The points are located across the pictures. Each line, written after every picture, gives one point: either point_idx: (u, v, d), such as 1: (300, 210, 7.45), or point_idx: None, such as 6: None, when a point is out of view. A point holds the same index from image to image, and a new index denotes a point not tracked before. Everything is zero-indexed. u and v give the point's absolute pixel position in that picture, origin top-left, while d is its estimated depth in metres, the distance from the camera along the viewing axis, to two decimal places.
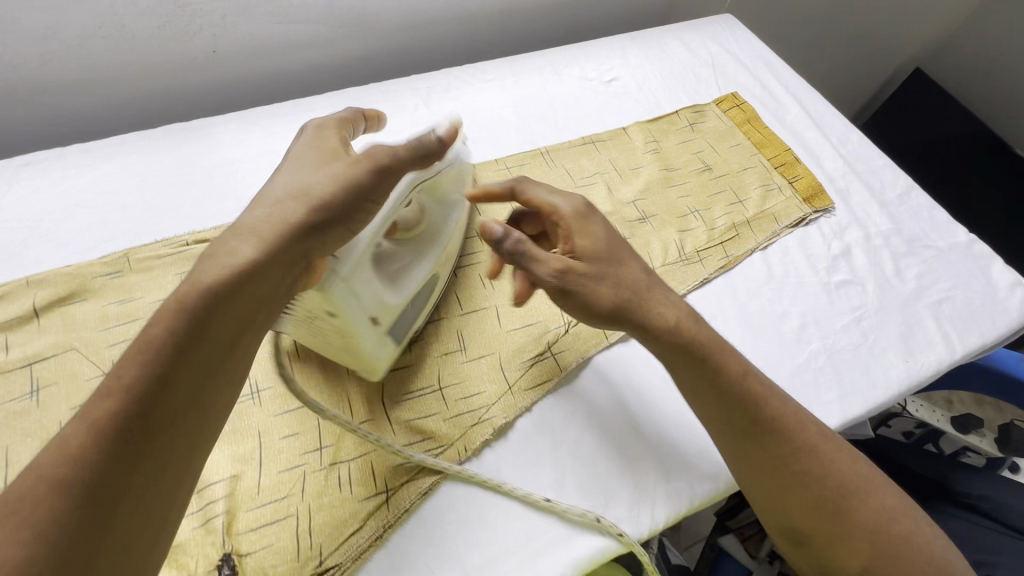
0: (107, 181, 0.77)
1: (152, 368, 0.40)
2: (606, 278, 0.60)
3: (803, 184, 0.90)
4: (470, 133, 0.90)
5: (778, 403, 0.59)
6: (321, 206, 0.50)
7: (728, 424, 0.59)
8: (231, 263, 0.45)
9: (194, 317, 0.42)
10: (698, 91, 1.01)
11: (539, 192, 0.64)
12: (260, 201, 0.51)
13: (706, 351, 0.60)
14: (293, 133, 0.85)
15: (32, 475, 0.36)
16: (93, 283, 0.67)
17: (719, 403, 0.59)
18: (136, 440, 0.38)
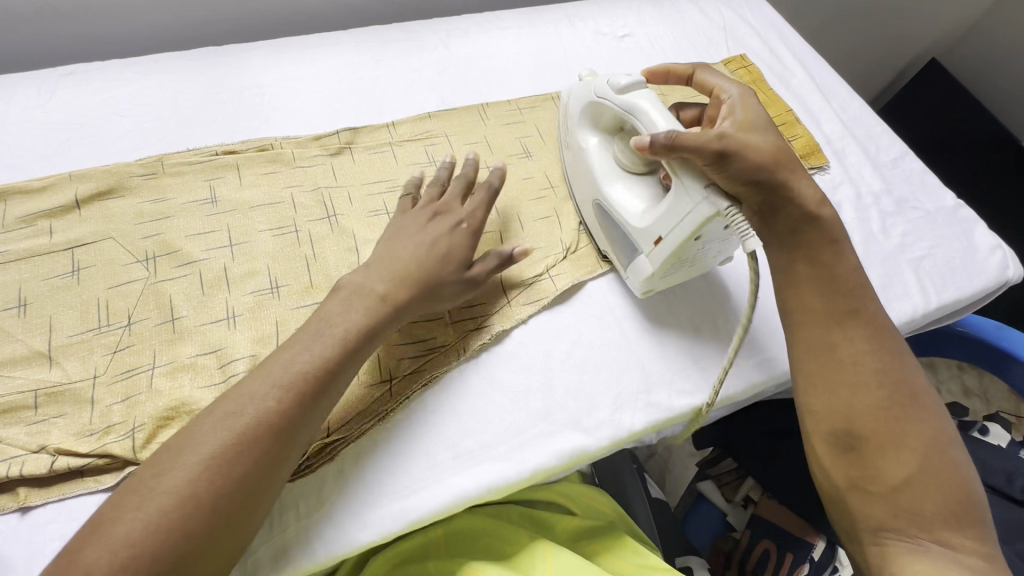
0: (144, 94, 0.82)
1: (307, 386, 0.54)
2: (744, 145, 0.63)
3: (801, 142, 0.94)
4: (486, 74, 0.94)
5: (872, 302, 0.67)
6: (435, 254, 0.65)
7: (825, 308, 0.65)
8: (388, 307, 0.61)
9: (349, 353, 0.57)
10: (707, 51, 1.05)
11: (713, 76, 0.73)
12: (401, 234, 0.67)
13: (831, 249, 0.67)
14: (318, 63, 0.90)
15: (215, 422, 0.51)
16: (130, 183, 0.72)
17: (822, 292, 0.66)
18: (282, 421, 0.52)
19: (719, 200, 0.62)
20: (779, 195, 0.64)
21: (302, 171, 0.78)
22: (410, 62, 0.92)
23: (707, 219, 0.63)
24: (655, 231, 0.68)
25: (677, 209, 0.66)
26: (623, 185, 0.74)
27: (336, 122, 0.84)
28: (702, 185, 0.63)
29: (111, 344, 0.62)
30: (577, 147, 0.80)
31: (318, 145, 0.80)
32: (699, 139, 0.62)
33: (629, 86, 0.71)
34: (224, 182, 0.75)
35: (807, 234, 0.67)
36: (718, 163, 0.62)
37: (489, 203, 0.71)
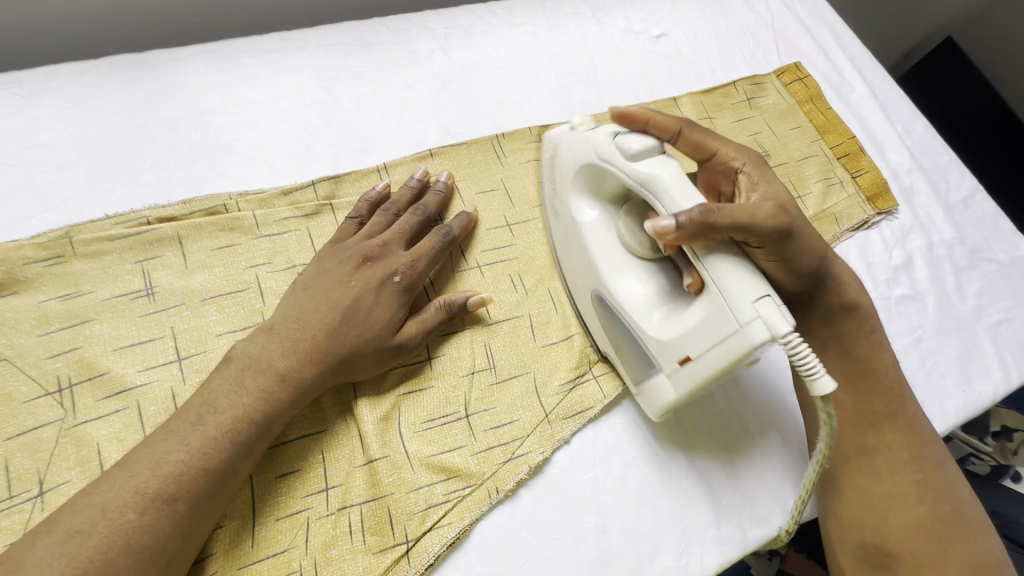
0: (35, 130, 0.59)
1: (187, 486, 0.43)
2: (798, 225, 0.54)
3: (867, 179, 0.80)
4: (497, 91, 0.75)
5: (908, 399, 0.61)
6: (342, 334, 0.52)
7: (857, 407, 0.60)
8: (283, 392, 0.49)
9: (234, 451, 0.46)
10: (755, 57, 0.88)
11: (711, 138, 0.60)
12: (316, 283, 0.54)
13: (868, 343, 0.62)
14: (279, 78, 0.68)
15: (68, 525, 0.39)
16: (25, 272, 0.52)
17: (852, 385, 0.61)
18: (156, 526, 0.41)
19: (775, 321, 0.45)
20: (819, 285, 0.60)
21: (269, 241, 0.59)
22: (400, 75, 0.72)
23: (756, 345, 0.46)
24: (682, 348, 0.51)
25: (710, 325, 0.49)
26: (628, 278, 0.57)
27: (309, 167, 0.64)
28: (752, 298, 0.46)
29: (18, 526, 0.45)
30: (568, 217, 0.62)
31: (288, 203, 0.61)
32: (764, 217, 0.50)
33: (642, 151, 0.54)
34: (162, 263, 0.56)
35: (843, 327, 0.62)
36: (776, 245, 0.52)
37: (438, 251, 0.58)
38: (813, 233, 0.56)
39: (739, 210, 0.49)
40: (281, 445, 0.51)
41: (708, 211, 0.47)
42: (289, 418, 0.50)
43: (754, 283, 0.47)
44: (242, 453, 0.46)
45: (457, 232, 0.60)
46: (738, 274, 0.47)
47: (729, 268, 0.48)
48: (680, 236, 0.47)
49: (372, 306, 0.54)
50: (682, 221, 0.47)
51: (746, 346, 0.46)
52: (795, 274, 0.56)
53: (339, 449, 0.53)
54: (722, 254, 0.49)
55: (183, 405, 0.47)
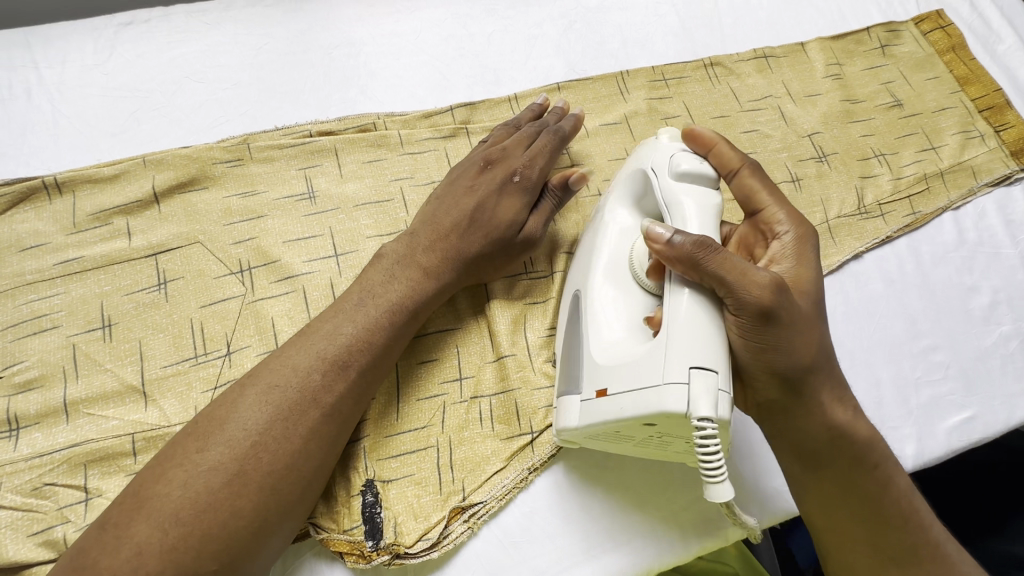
0: (217, 52, 0.68)
1: (355, 359, 0.49)
2: (797, 318, 0.45)
3: (1012, 134, 0.75)
4: (622, 32, 0.76)
5: (932, 527, 0.49)
6: (466, 225, 0.56)
7: (865, 540, 0.48)
8: (428, 282, 0.54)
9: (389, 331, 0.51)
10: (891, 5, 0.84)
11: (767, 194, 0.52)
12: (445, 191, 0.59)
13: (873, 475, 0.49)
14: (420, 14, 0.73)
15: (266, 381, 0.46)
16: (214, 171, 0.60)
17: (861, 522, 0.48)
18: (335, 389, 0.47)
19: (699, 399, 0.40)
20: (799, 400, 0.47)
21: (411, 158, 0.64)
22: (529, 14, 0.75)
23: (670, 414, 0.41)
24: (604, 379, 0.46)
25: (639, 377, 0.43)
26: (618, 298, 0.51)
27: (446, 95, 0.69)
28: (692, 364, 0.41)
29: (211, 378, 0.53)
30: (599, 217, 0.56)
31: (429, 125, 0.66)
32: (755, 289, 0.43)
33: (691, 173, 0.50)
34: (322, 172, 0.62)
35: (835, 455, 0.48)
36: (754, 331, 0.44)
37: (554, 148, 0.60)
38: (819, 339, 0.47)
39: (740, 264, 0.43)
40: (420, 337, 0.57)
41: (703, 246, 0.42)
42: (433, 308, 0.55)
43: (705, 350, 0.41)
44: (397, 336, 0.52)
45: (568, 130, 0.61)
46: (698, 337, 0.42)
47: (689, 315, 0.43)
48: (666, 252, 0.43)
49: (496, 206, 0.57)
50: (676, 240, 0.43)
51: (650, 411, 0.42)
52: (776, 378, 0.46)
53: (471, 347, 0.58)
54: (702, 296, 0.44)
55: (322, 310, 0.52)
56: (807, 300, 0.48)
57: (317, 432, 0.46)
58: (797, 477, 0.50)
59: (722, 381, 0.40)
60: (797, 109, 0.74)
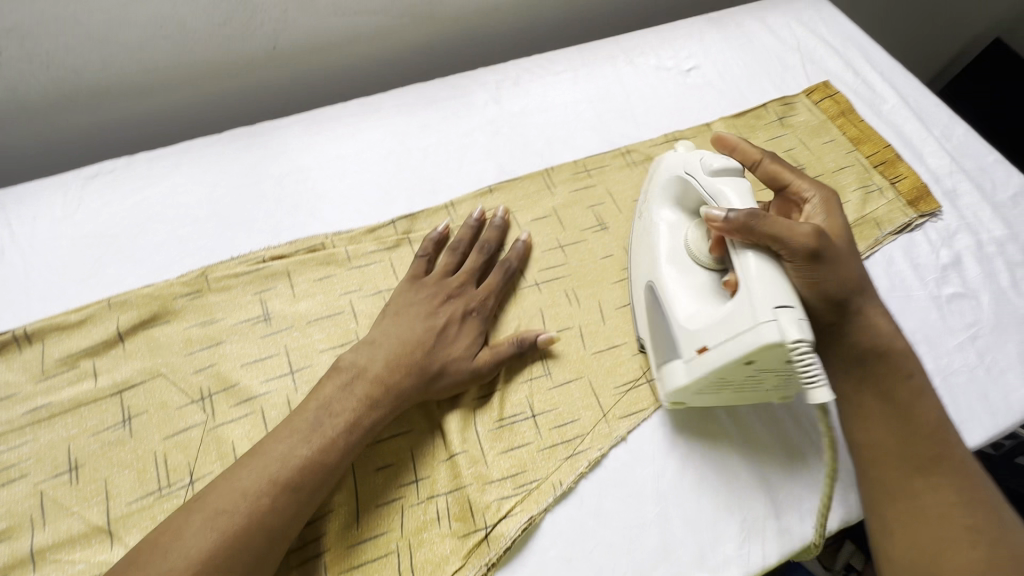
0: (177, 192, 0.74)
1: (307, 481, 0.52)
2: (838, 254, 0.57)
3: (906, 185, 0.83)
4: (545, 132, 0.84)
5: (957, 447, 0.56)
6: (427, 346, 0.61)
7: (901, 453, 0.56)
8: (385, 400, 0.58)
9: (343, 451, 0.54)
10: (784, 80, 0.94)
11: (793, 173, 0.66)
12: (407, 307, 0.64)
13: (908, 386, 0.58)
14: (361, 136, 0.81)
15: (218, 505, 0.49)
16: (174, 305, 0.65)
17: (902, 438, 0.56)
18: (282, 512, 0.50)
19: (789, 329, 0.50)
20: (847, 317, 0.59)
21: (359, 272, 0.70)
22: (460, 124, 0.83)
23: (770, 345, 0.50)
24: (703, 337, 0.56)
25: (732, 327, 0.53)
26: (683, 276, 0.61)
27: (389, 207, 0.76)
28: (774, 304, 0.51)
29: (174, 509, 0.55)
30: (647, 219, 0.68)
31: (373, 238, 0.72)
32: (801, 237, 0.54)
33: (724, 169, 0.62)
34: (276, 293, 0.67)
35: (875, 367, 0.59)
36: (807, 264, 0.55)
37: (504, 284, 0.69)
38: (856, 266, 0.59)
39: (784, 221, 0.54)
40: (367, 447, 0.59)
41: (755, 216, 0.54)
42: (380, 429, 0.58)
43: (782, 291, 0.52)
44: (347, 456, 0.55)
45: (516, 265, 0.70)
46: (769, 280, 0.52)
47: (758, 267, 0.53)
48: (726, 226, 0.54)
49: (454, 335, 0.63)
50: (731, 215, 0.54)
51: (749, 348, 0.51)
52: (829, 302, 0.57)
53: (424, 446, 0.61)
54: (760, 250, 0.54)
55: (280, 424, 0.55)
56: (844, 242, 0.61)
57: (262, 559, 0.49)
58: (851, 398, 0.60)
59: (800, 311, 0.51)
60: None
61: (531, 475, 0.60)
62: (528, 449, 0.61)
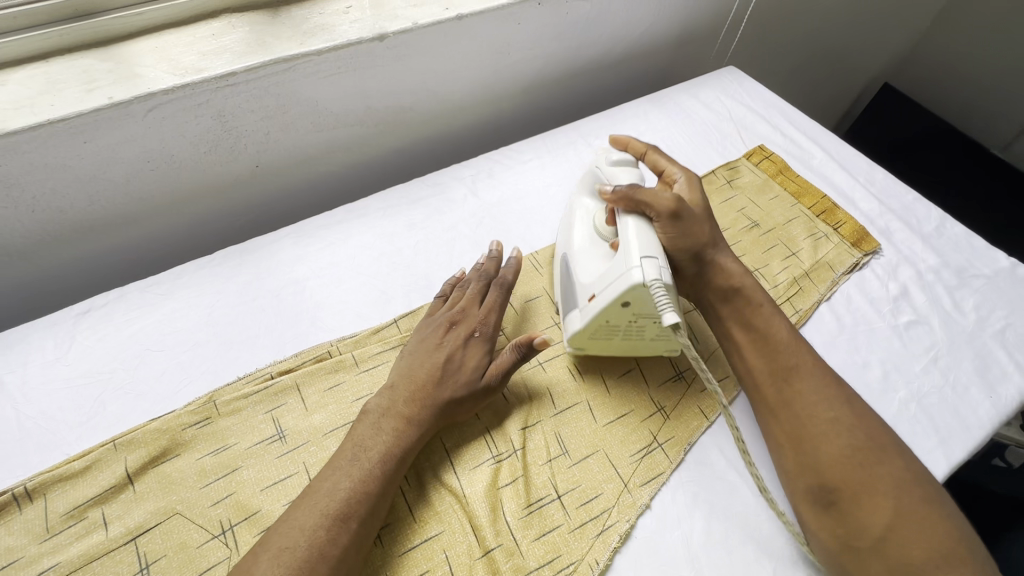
0: (174, 318, 0.74)
1: (327, 553, 0.52)
2: (691, 217, 0.71)
3: (847, 229, 0.93)
4: (524, 217, 0.91)
5: (811, 359, 0.68)
6: (437, 374, 0.66)
7: (767, 366, 0.68)
8: (397, 447, 0.61)
9: (352, 521, 0.55)
10: (725, 147, 1.06)
11: (667, 161, 0.79)
12: (414, 348, 0.70)
13: (761, 312, 0.72)
14: (352, 241, 0.85)
15: None
16: (184, 436, 0.64)
17: (765, 353, 0.69)
18: None
19: (649, 272, 0.62)
20: (705, 265, 0.73)
21: (368, 374, 0.71)
22: (444, 220, 0.89)
23: (633, 286, 0.62)
24: (592, 288, 0.68)
25: (613, 275, 0.65)
26: (589, 247, 0.74)
27: (388, 307, 0.78)
28: (641, 255, 0.63)
29: None
30: (573, 205, 0.80)
31: (378, 339, 0.74)
32: (661, 203, 0.68)
33: (620, 161, 0.76)
34: (288, 409, 0.68)
35: (735, 303, 0.73)
36: (671, 224, 0.69)
37: (502, 299, 0.73)
38: (707, 227, 0.73)
39: (647, 191, 0.68)
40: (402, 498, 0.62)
41: (633, 187, 0.68)
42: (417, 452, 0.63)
43: (650, 247, 0.64)
44: (360, 525, 0.55)
45: (510, 277, 0.75)
46: (644, 240, 0.65)
47: (634, 229, 0.66)
48: (612, 197, 0.69)
49: (463, 357, 0.68)
50: (614, 189, 0.69)
51: (620, 289, 0.63)
52: (687, 253, 0.72)
53: (459, 546, 0.60)
54: (636, 217, 0.68)
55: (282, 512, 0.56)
56: (701, 210, 0.74)
57: None
58: (725, 322, 0.73)
59: (661, 262, 0.63)
60: None
61: (566, 557, 0.61)
62: (559, 531, 0.62)
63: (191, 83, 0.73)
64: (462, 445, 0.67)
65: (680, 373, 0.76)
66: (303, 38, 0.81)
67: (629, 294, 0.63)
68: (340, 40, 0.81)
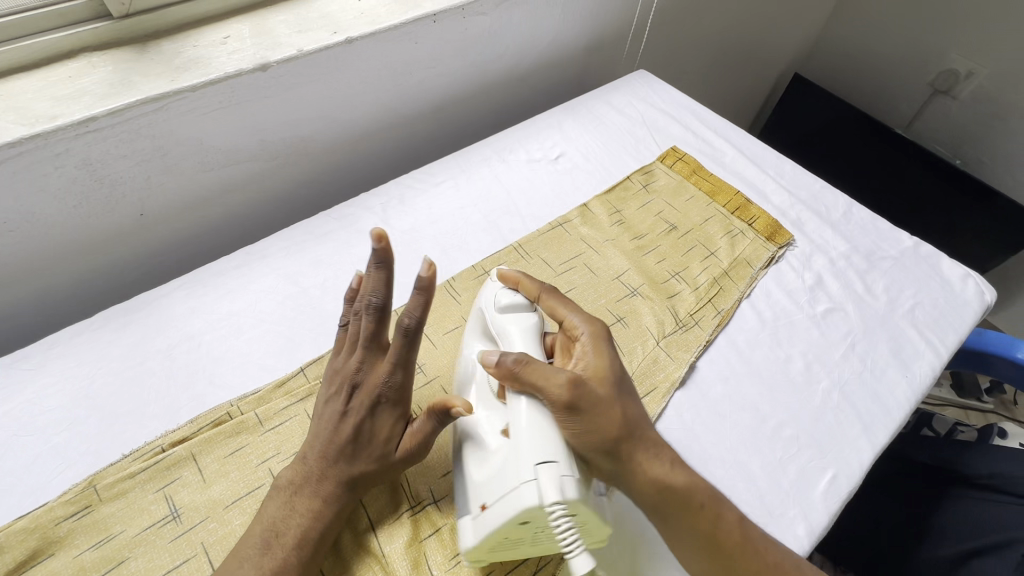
0: (45, 395, 0.66)
1: None
2: (596, 401, 0.56)
3: (761, 224, 0.95)
4: (439, 242, 0.87)
5: (766, 551, 0.58)
6: (348, 449, 0.59)
7: (715, 571, 0.57)
8: (318, 523, 0.57)
9: None
10: (640, 152, 1.06)
11: (563, 307, 0.66)
12: (322, 410, 0.62)
13: (707, 514, 0.57)
14: (252, 285, 0.79)
15: None
16: (58, 533, 0.57)
17: (715, 560, 0.57)
18: None
19: (547, 489, 0.51)
20: (624, 466, 0.56)
21: (274, 433, 0.66)
22: (353, 253, 0.84)
23: (529, 508, 0.51)
24: (482, 494, 0.55)
25: (504, 486, 0.54)
26: (484, 416, 0.61)
27: (294, 355, 0.73)
28: (535, 461, 0.52)
29: None
30: (463, 358, 0.69)
31: (284, 393, 0.69)
32: (552, 387, 0.55)
33: (511, 305, 0.66)
34: (182, 484, 0.61)
35: (676, 507, 0.57)
36: (567, 416, 0.55)
37: (405, 344, 0.60)
38: (624, 408, 0.58)
39: (543, 370, 0.56)
40: (320, 572, 0.57)
41: (521, 362, 0.56)
42: (338, 527, 0.59)
43: (549, 448, 0.53)
44: None
45: (416, 318, 0.58)
46: (541, 437, 0.54)
47: (527, 419, 0.55)
48: (497, 369, 0.58)
49: (373, 427, 0.61)
50: (501, 359, 0.58)
51: (513, 511, 0.52)
52: (600, 452, 0.55)
53: None
54: (527, 399, 0.57)
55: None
56: (607, 386, 0.58)
57: None
58: (665, 533, 0.58)
59: (565, 469, 0.52)
60: (601, 259, 0.88)
61: None
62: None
63: (42, 133, 0.66)
64: (381, 500, 0.63)
65: None
66: (175, 73, 0.74)
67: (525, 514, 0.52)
68: (216, 73, 0.75)
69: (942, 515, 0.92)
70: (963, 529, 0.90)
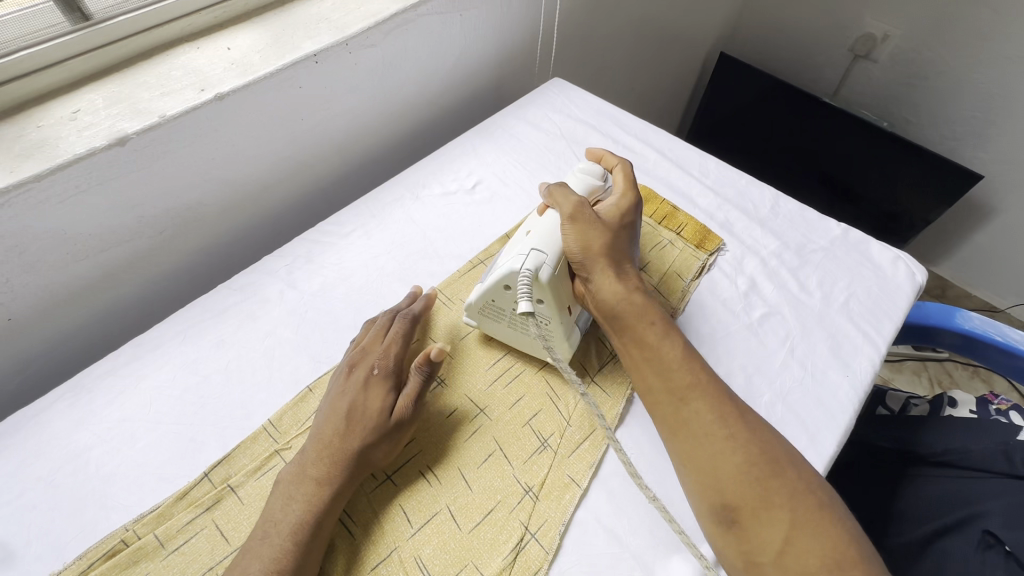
0: None
1: None
2: (593, 221, 0.71)
3: (689, 231, 0.92)
4: (352, 300, 0.81)
5: (704, 370, 0.64)
6: (343, 426, 0.62)
7: (662, 383, 0.63)
8: (322, 498, 0.59)
9: None
10: (560, 168, 1.02)
11: (619, 178, 0.80)
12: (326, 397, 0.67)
13: (657, 332, 0.66)
14: (145, 383, 0.71)
15: None
16: None
17: (664, 371, 0.64)
18: None
19: (527, 262, 0.67)
20: (592, 273, 0.69)
21: (179, 554, 0.59)
22: (258, 327, 0.77)
23: (510, 269, 0.68)
24: (494, 268, 0.73)
25: (505, 257, 0.71)
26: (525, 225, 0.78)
27: (198, 457, 0.66)
28: (533, 247, 0.69)
29: None
30: None
31: (187, 506, 0.62)
32: (565, 203, 0.72)
33: (588, 169, 0.81)
34: None
35: (629, 323, 0.68)
36: (568, 224, 0.71)
37: (407, 329, 0.72)
38: (615, 238, 0.72)
39: (571, 196, 0.73)
40: None
41: (559, 186, 0.75)
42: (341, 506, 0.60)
43: (546, 245, 0.69)
44: None
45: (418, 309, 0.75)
46: (546, 236, 0.70)
47: (542, 225, 0.72)
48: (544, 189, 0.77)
49: (366, 402, 0.64)
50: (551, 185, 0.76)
51: (500, 272, 0.69)
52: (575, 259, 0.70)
53: None
54: (553, 210, 0.74)
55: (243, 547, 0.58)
56: (612, 227, 0.72)
57: None
58: (622, 347, 0.69)
59: (547, 259, 0.68)
60: None
61: None
62: None
63: None
64: None
65: (545, 440, 0.70)
66: (15, 162, 0.66)
67: (507, 280, 0.69)
68: (63, 156, 0.66)
69: (904, 498, 0.90)
70: (926, 510, 0.87)
